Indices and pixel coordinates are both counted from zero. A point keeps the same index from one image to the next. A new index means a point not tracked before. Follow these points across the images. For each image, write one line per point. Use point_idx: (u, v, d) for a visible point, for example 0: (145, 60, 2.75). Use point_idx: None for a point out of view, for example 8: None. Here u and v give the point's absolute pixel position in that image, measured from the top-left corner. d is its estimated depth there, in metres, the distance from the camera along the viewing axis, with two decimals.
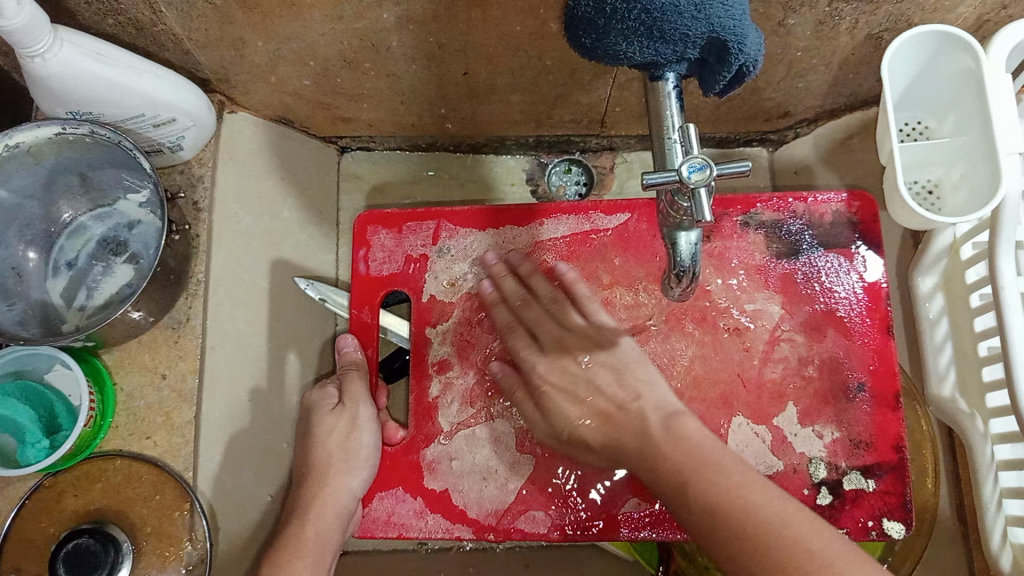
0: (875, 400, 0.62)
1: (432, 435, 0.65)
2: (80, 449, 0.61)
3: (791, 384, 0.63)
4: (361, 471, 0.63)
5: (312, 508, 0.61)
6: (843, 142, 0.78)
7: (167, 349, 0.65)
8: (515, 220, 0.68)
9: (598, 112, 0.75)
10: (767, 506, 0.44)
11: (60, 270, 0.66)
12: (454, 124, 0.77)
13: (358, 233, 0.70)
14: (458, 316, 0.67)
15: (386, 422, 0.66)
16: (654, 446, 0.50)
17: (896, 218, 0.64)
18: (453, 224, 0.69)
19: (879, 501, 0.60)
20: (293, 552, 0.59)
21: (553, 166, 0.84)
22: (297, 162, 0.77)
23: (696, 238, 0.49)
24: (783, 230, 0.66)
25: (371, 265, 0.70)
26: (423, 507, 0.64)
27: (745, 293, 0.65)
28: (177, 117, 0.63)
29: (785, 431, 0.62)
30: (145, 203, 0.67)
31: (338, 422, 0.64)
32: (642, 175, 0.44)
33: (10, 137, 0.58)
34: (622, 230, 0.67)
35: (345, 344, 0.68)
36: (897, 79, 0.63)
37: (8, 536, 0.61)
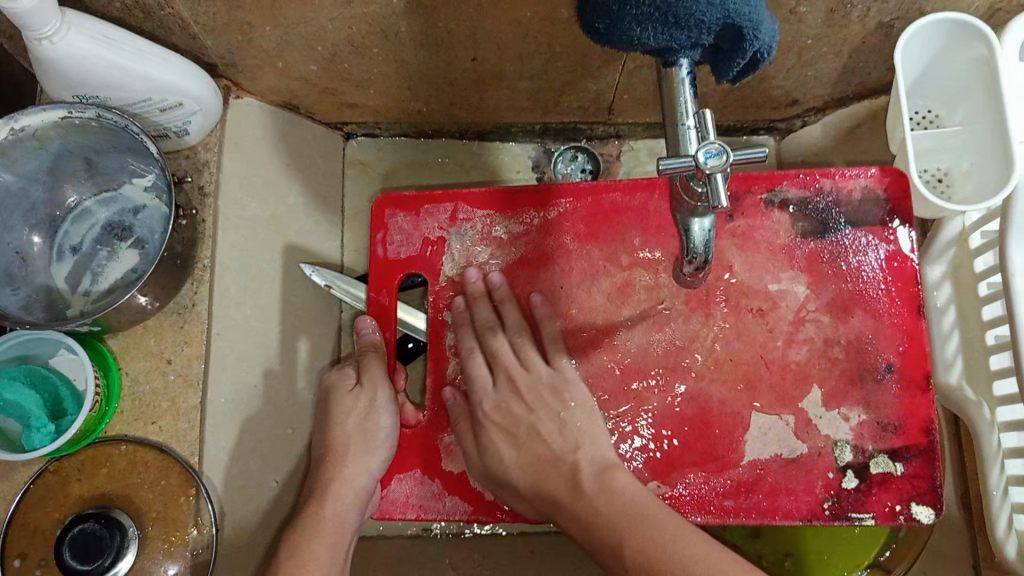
0: (904, 383, 0.61)
1: (451, 420, 0.64)
2: (85, 434, 0.61)
3: (816, 367, 0.61)
4: (380, 454, 0.62)
5: (329, 492, 0.60)
6: (850, 131, 0.78)
7: (172, 334, 0.65)
8: (534, 202, 0.66)
9: (606, 99, 0.74)
10: (700, 561, 0.47)
11: (65, 254, 0.65)
12: (461, 110, 0.76)
13: (374, 216, 0.68)
14: (479, 298, 0.66)
15: (404, 405, 0.64)
16: (582, 501, 0.53)
17: (905, 205, 0.64)
18: (470, 205, 0.67)
19: (907, 485, 0.60)
20: (313, 534, 0.58)
21: (559, 153, 0.83)
22: (303, 148, 0.77)
23: (710, 225, 0.49)
24: (811, 208, 0.64)
25: (389, 248, 0.67)
26: (442, 490, 0.63)
27: (769, 273, 0.63)
28: (185, 102, 0.62)
29: (809, 414, 0.61)
30: (151, 188, 0.66)
31: (356, 404, 0.62)
32: (658, 160, 0.44)
33: (16, 120, 0.58)
34: (643, 209, 0.65)
35: (364, 326, 0.66)
36: (910, 68, 0.62)
37: (13, 522, 0.61)
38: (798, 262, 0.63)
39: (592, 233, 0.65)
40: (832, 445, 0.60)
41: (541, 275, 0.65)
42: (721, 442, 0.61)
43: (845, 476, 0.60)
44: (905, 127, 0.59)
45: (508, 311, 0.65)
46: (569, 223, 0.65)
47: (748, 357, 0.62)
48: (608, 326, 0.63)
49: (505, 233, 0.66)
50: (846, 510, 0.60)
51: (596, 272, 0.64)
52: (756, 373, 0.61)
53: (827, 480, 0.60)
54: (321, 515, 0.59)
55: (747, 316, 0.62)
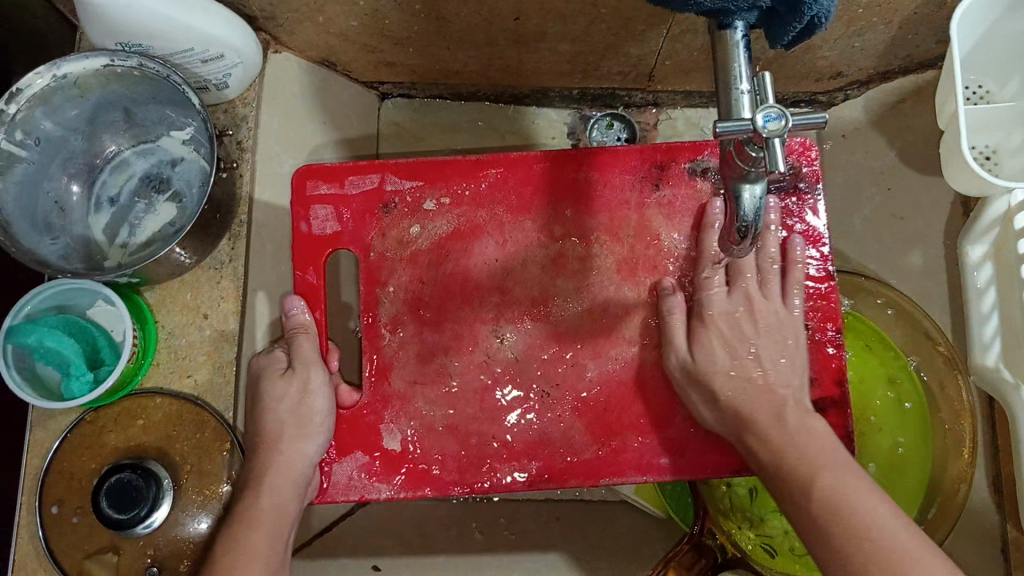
0: (816, 343, 0.58)
1: (388, 398, 0.60)
2: (122, 384, 0.61)
3: (741, 323, 0.58)
4: (317, 436, 0.58)
5: (266, 478, 0.55)
6: (893, 106, 0.76)
7: (208, 289, 0.65)
8: (465, 172, 0.61)
9: (648, 64, 0.73)
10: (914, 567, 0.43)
11: (103, 206, 0.65)
12: (499, 72, 0.75)
13: (294, 190, 0.61)
14: (409, 274, 0.61)
15: (340, 385, 0.60)
16: (787, 435, 0.52)
17: (950, 181, 0.63)
18: (401, 176, 0.62)
19: (824, 431, 0.57)
20: (247, 524, 0.53)
21: (595, 120, 0.82)
22: (339, 106, 0.76)
23: (760, 192, 0.48)
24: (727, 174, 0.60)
25: (313, 222, 0.62)
26: (381, 468, 0.59)
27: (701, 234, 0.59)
28: (226, 54, 0.62)
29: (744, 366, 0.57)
30: (189, 140, 0.66)
31: (290, 387, 0.58)
32: (715, 123, 0.43)
33: (60, 67, 0.58)
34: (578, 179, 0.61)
35: (291, 307, 0.60)
36: (962, 41, 0.61)
37: (50, 471, 0.62)
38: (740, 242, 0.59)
39: (527, 203, 0.61)
40: None
41: (474, 247, 0.61)
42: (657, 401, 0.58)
43: None
44: (957, 101, 0.58)
45: (444, 282, 0.60)
46: (484, 197, 0.61)
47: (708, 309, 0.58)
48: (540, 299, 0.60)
49: (435, 208, 0.61)
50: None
51: (529, 245, 0.61)
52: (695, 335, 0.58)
53: None
54: (256, 505, 0.54)
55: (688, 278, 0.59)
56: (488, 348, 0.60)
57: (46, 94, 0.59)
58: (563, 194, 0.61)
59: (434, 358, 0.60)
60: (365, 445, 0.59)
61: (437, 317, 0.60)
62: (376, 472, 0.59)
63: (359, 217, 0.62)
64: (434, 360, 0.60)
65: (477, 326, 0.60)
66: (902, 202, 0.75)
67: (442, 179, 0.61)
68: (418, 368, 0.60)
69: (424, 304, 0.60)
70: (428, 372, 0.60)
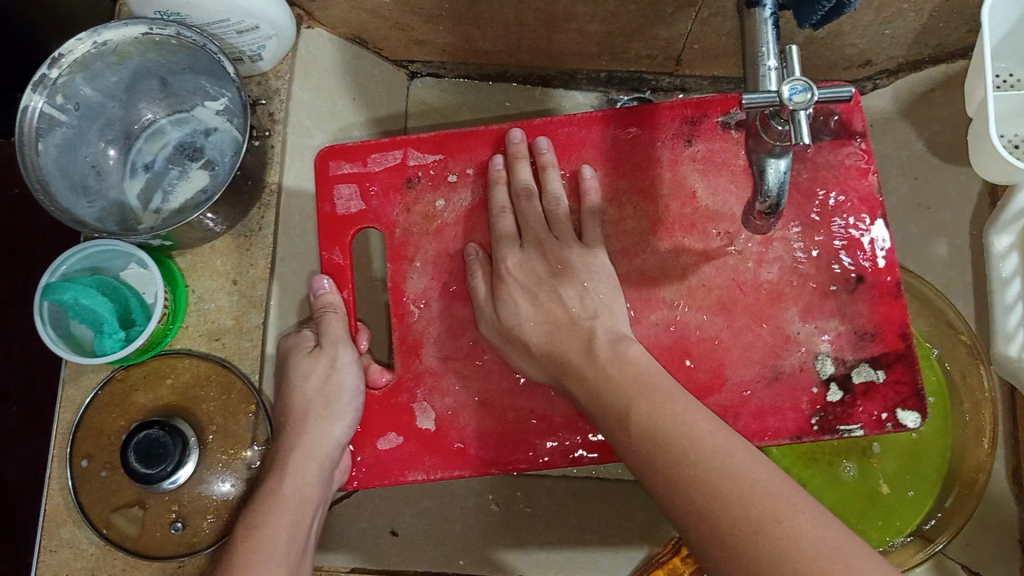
0: (875, 291, 0.58)
1: (421, 374, 0.61)
2: (152, 344, 0.63)
3: (789, 284, 0.58)
4: (344, 416, 0.59)
5: (290, 461, 0.58)
6: (923, 95, 0.76)
7: (238, 256, 0.67)
8: (487, 145, 0.62)
9: (675, 47, 0.74)
10: (708, 437, 0.43)
11: (138, 172, 0.67)
12: (528, 53, 0.76)
13: (318, 170, 0.62)
14: (434, 249, 0.61)
15: (369, 365, 0.61)
16: (591, 364, 0.51)
17: (979, 169, 0.63)
18: (422, 152, 0.62)
19: (891, 391, 0.57)
20: (270, 509, 0.56)
21: (621, 104, 0.83)
22: (370, 83, 0.77)
23: (786, 167, 0.49)
24: None
25: (336, 201, 0.62)
26: (417, 450, 0.60)
27: (735, 198, 0.59)
28: (262, 25, 0.62)
29: (789, 330, 0.58)
30: (223, 111, 0.67)
31: (316, 366, 0.60)
32: (742, 95, 0.44)
33: (99, 34, 0.59)
34: (634, 143, 0.60)
35: (319, 287, 0.61)
36: (995, 28, 0.60)
37: (82, 425, 0.64)
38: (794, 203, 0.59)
39: (557, 167, 0.61)
40: (814, 359, 0.58)
41: (499, 220, 0.61)
42: (703, 367, 0.58)
43: (830, 389, 0.57)
44: (987, 87, 0.57)
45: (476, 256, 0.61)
46: (504, 166, 0.62)
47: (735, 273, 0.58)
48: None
49: (456, 181, 0.62)
50: (833, 423, 0.57)
51: (557, 208, 0.61)
52: (732, 297, 0.58)
53: (813, 395, 0.57)
54: (279, 489, 0.57)
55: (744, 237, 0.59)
56: None
57: (85, 60, 0.61)
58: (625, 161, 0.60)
59: (465, 334, 0.61)
60: (401, 423, 0.60)
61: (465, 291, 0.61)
62: (414, 449, 0.60)
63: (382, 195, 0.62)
64: (465, 335, 0.61)
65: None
66: (929, 192, 0.75)
67: (463, 156, 0.62)
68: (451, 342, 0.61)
69: (452, 278, 0.61)
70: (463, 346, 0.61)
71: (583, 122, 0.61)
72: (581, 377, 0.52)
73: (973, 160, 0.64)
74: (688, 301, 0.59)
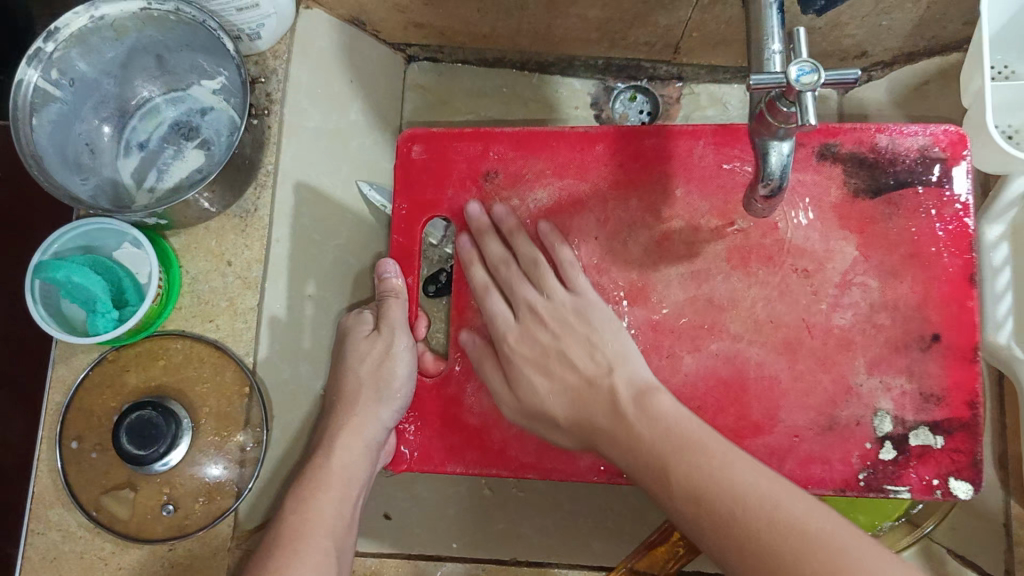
0: (952, 352, 0.56)
1: (471, 369, 0.60)
2: (145, 325, 0.62)
3: (860, 332, 0.56)
4: (394, 402, 0.59)
5: (338, 438, 0.58)
6: (918, 87, 0.77)
7: (233, 237, 0.66)
8: (572, 146, 0.61)
9: (676, 35, 0.74)
10: (745, 481, 0.43)
11: (132, 150, 0.66)
12: (527, 38, 0.76)
13: (399, 153, 0.63)
14: (507, 244, 0.61)
15: (424, 353, 0.61)
16: (625, 421, 0.50)
17: (974, 159, 0.64)
18: (503, 147, 0.62)
19: (946, 459, 0.55)
20: (317, 485, 0.56)
21: (619, 92, 0.83)
22: (368, 65, 0.77)
23: (789, 150, 0.49)
24: (862, 163, 0.58)
25: (414, 186, 0.63)
26: (459, 445, 0.59)
27: (817, 233, 0.57)
28: (261, 3, 0.62)
29: (850, 381, 0.56)
30: (219, 90, 0.67)
31: (372, 349, 0.60)
32: (749, 76, 0.44)
33: (97, 7, 0.58)
34: (702, 168, 0.59)
35: (386, 270, 0.61)
36: (995, 19, 0.61)
37: (72, 405, 0.63)
38: (849, 220, 0.58)
39: (627, 178, 0.60)
40: (873, 414, 0.56)
41: (573, 221, 0.60)
42: (756, 407, 0.56)
43: (883, 447, 0.56)
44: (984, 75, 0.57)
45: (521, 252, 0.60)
46: (589, 168, 0.61)
47: (790, 317, 0.57)
48: (640, 284, 0.58)
49: (536, 178, 0.61)
50: (882, 482, 0.55)
51: (631, 225, 0.59)
52: (797, 338, 0.57)
53: (865, 450, 0.55)
54: (327, 463, 0.57)
55: (791, 275, 0.57)
56: None
57: (82, 35, 0.60)
58: (646, 169, 0.60)
59: None
60: (444, 417, 0.60)
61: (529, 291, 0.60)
62: (452, 443, 0.59)
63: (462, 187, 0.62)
64: None
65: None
66: None
67: (553, 157, 0.61)
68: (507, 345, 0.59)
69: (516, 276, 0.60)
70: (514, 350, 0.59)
71: (668, 136, 0.60)
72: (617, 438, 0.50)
73: (968, 150, 0.64)
74: (753, 336, 0.57)
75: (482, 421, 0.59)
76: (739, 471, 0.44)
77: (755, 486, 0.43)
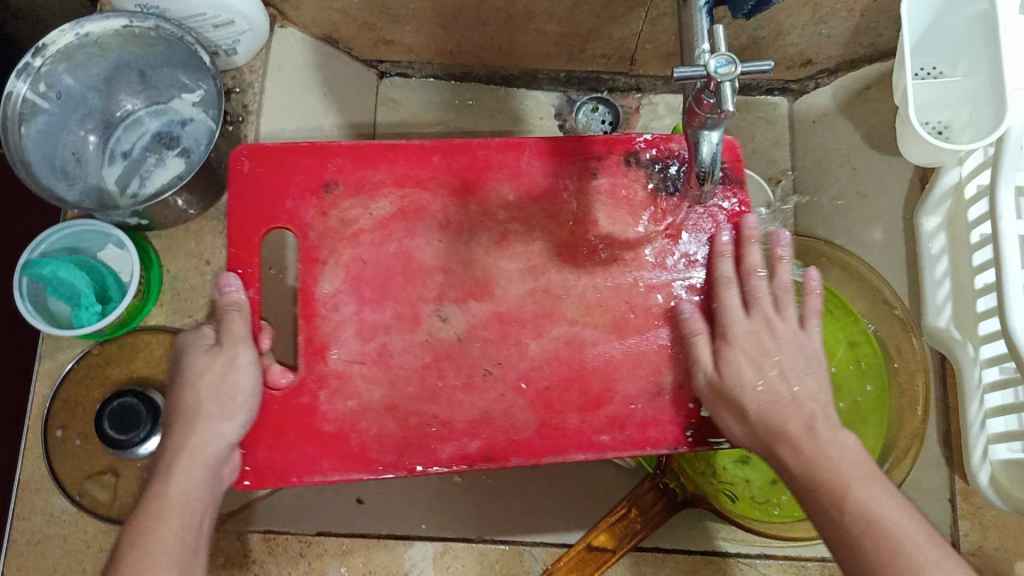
0: None
1: (324, 377, 0.58)
2: (127, 319, 0.66)
3: (676, 311, 0.59)
4: (238, 416, 0.56)
5: (174, 469, 0.53)
6: (859, 93, 0.82)
7: (211, 238, 0.70)
8: (412, 156, 0.61)
9: (630, 47, 0.78)
10: (893, 519, 0.47)
11: (116, 159, 0.71)
12: (491, 53, 0.81)
13: (231, 166, 0.61)
14: (349, 255, 0.60)
15: (270, 366, 0.58)
16: (814, 443, 0.51)
17: (906, 153, 0.68)
18: (342, 159, 0.61)
19: None
20: (154, 516, 0.51)
21: (581, 104, 0.87)
22: (341, 81, 0.81)
23: (718, 139, 0.53)
24: (661, 169, 0.61)
25: (246, 202, 0.60)
26: (319, 451, 0.58)
27: (630, 224, 0.61)
28: (236, 20, 0.67)
29: (673, 351, 0.58)
30: (198, 103, 0.71)
31: (212, 363, 0.56)
32: (673, 69, 0.48)
33: (82, 25, 0.63)
34: (530, 172, 0.61)
35: (226, 285, 0.58)
36: (915, 24, 0.65)
37: (58, 395, 0.66)
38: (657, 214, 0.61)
39: (467, 185, 0.61)
40: (694, 378, 0.58)
41: (416, 230, 0.60)
42: (594, 380, 0.58)
43: (704, 407, 0.58)
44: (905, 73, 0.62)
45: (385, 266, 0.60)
46: (428, 177, 0.61)
47: (617, 299, 0.59)
48: (486, 281, 0.60)
49: (376, 188, 0.61)
50: (705, 437, 0.58)
51: (473, 226, 0.61)
52: (623, 318, 0.59)
53: (688, 411, 0.58)
54: (164, 493, 0.52)
55: (609, 263, 0.60)
56: (430, 329, 0.59)
57: (68, 51, 0.64)
58: (484, 174, 0.61)
59: (376, 337, 0.59)
60: (292, 428, 0.58)
61: (378, 296, 0.59)
62: (311, 451, 0.58)
63: (300, 199, 0.60)
64: (374, 339, 0.59)
65: (419, 306, 0.59)
66: None
67: (390, 170, 0.61)
68: (358, 347, 0.59)
69: (364, 282, 0.59)
70: (367, 352, 0.59)
71: (531, 148, 0.62)
72: (800, 452, 0.51)
73: (902, 146, 0.68)
74: (585, 319, 0.59)
75: (336, 426, 0.58)
76: (889, 514, 0.47)
77: (856, 486, 0.49)
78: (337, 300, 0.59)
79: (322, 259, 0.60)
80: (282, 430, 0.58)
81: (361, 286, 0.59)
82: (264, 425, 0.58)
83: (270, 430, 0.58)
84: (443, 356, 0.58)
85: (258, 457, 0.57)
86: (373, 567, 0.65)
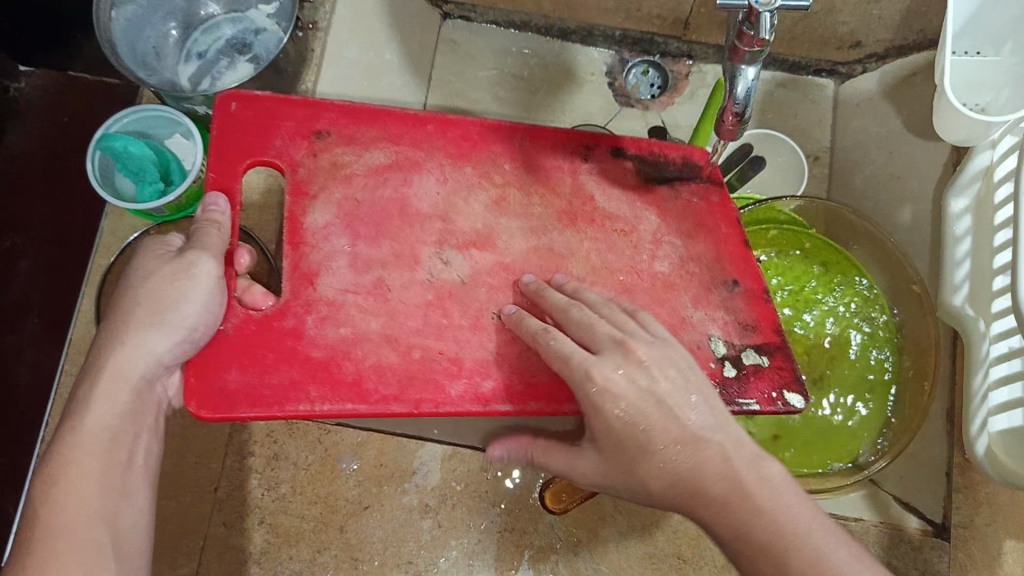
0: (751, 293, 0.62)
1: (311, 302, 0.56)
2: (183, 202, 0.70)
3: (678, 277, 0.62)
4: (171, 332, 0.51)
5: (94, 399, 0.49)
6: (906, 79, 0.80)
7: None
8: (403, 121, 0.62)
9: (683, 10, 0.81)
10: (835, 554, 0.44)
11: (192, 58, 0.75)
12: (551, 2, 0.84)
13: (217, 108, 0.59)
14: (342, 192, 0.59)
15: (252, 288, 0.57)
16: (737, 507, 0.46)
17: (938, 128, 0.70)
18: (333, 114, 0.61)
19: (776, 374, 0.59)
20: (69, 442, 0.47)
21: (632, 65, 0.90)
22: (407, 14, 0.85)
23: (753, 77, 0.56)
24: (642, 163, 0.65)
25: (235, 134, 0.59)
26: (300, 378, 0.54)
27: (625, 205, 0.63)
28: None
29: (683, 312, 0.61)
30: (273, 14, 0.76)
31: (164, 268, 0.52)
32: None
33: None
34: (524, 152, 0.63)
35: (211, 202, 0.56)
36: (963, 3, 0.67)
37: (112, 267, 0.71)
38: (646, 198, 0.64)
39: (464, 151, 0.62)
40: (708, 340, 0.60)
41: (413, 179, 0.61)
42: None
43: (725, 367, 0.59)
44: (945, 43, 0.63)
45: (373, 208, 0.59)
46: (423, 140, 0.62)
47: (620, 262, 0.62)
48: (486, 233, 0.60)
49: (369, 141, 0.61)
50: (732, 396, 0.58)
51: (471, 186, 0.61)
52: (634, 282, 0.61)
53: (710, 369, 0.59)
54: (79, 424, 0.48)
55: (610, 233, 0.62)
56: (430, 270, 0.58)
57: None
58: (483, 144, 0.63)
59: (371, 270, 0.58)
60: (279, 351, 0.55)
61: (373, 233, 0.59)
62: (292, 376, 0.54)
63: (291, 142, 0.60)
64: (369, 271, 0.58)
65: (419, 247, 0.59)
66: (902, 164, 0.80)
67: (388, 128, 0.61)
68: (354, 278, 0.57)
69: (358, 220, 0.59)
70: (363, 283, 0.57)
71: (542, 134, 0.64)
72: (723, 520, 0.46)
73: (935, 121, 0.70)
74: (583, 265, 0.61)
75: (325, 354, 0.55)
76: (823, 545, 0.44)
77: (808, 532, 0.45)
78: (325, 236, 0.58)
79: (316, 195, 0.59)
80: (262, 352, 0.54)
81: (354, 225, 0.58)
82: (224, 349, 0.54)
83: (250, 351, 0.54)
84: (441, 291, 0.58)
85: (230, 377, 0.54)
86: (384, 460, 0.68)
